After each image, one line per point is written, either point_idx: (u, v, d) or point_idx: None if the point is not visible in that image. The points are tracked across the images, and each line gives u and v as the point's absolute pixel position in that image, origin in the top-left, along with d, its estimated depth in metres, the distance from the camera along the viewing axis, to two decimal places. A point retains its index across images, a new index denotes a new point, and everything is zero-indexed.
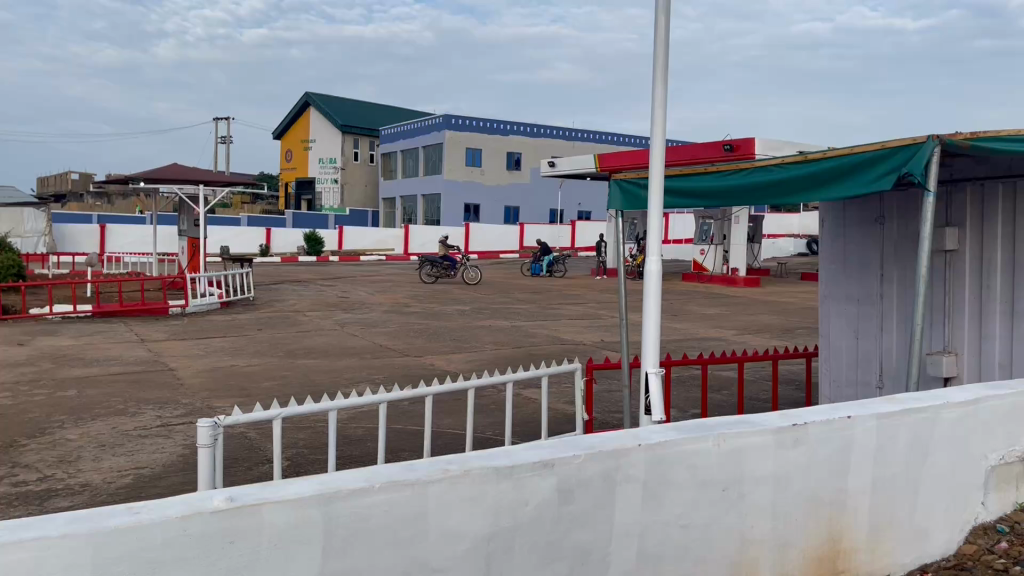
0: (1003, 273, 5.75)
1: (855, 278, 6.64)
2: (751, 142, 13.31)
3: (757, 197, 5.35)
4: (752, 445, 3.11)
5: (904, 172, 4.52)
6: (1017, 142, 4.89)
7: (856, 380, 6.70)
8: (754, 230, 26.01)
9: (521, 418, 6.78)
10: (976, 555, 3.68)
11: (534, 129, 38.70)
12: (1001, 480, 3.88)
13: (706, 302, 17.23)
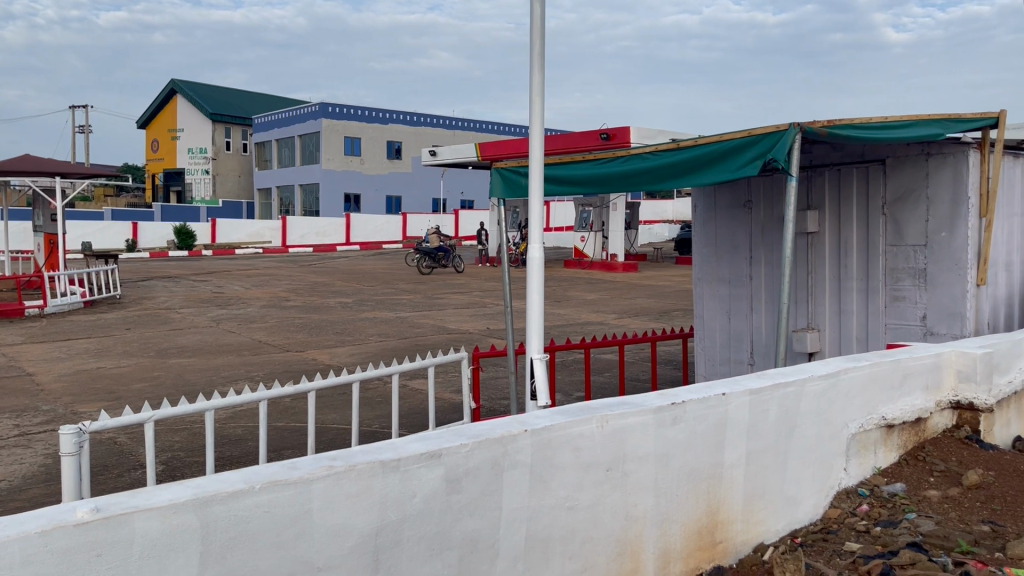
0: (859, 253, 6.14)
1: (726, 260, 6.93)
2: (627, 130, 13.66)
3: (632, 183, 5.49)
4: (633, 425, 3.20)
5: (768, 159, 4.74)
6: (871, 130, 5.19)
7: (729, 357, 7.00)
8: (631, 217, 26.80)
9: (407, 410, 6.72)
10: (840, 519, 3.90)
11: (413, 118, 38.36)
12: (862, 447, 4.13)
13: (587, 287, 17.63)
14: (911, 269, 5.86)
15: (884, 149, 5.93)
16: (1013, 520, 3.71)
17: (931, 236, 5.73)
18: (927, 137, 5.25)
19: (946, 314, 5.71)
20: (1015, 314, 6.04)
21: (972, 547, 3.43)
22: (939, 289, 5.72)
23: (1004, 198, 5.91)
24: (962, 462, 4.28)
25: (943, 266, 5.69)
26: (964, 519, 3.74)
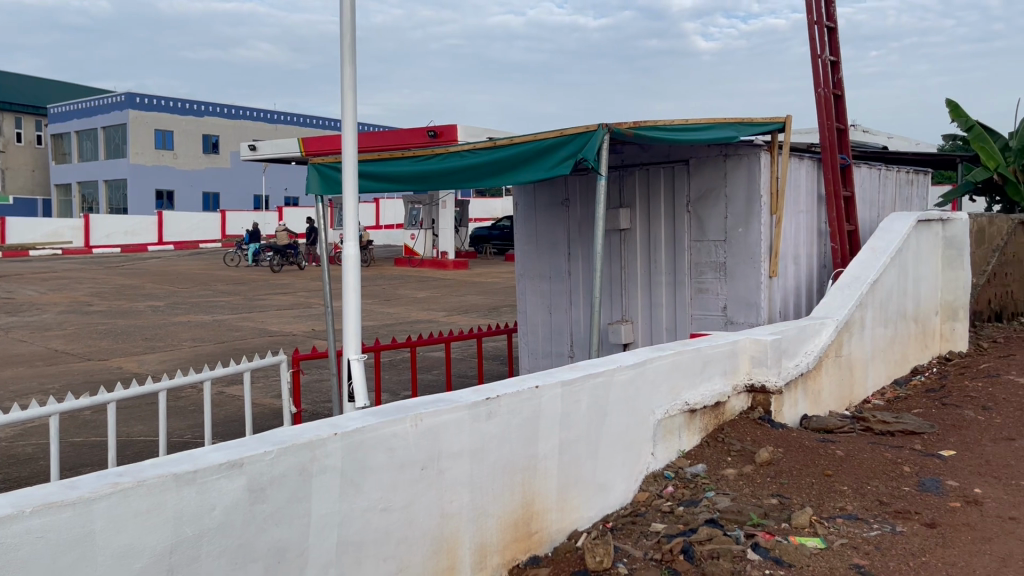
0: (666, 249, 6.49)
1: (545, 256, 7.12)
2: (452, 127, 13.71)
3: (451, 181, 5.51)
4: (446, 422, 3.20)
5: (580, 158, 4.90)
6: (673, 131, 5.47)
7: (551, 351, 7.20)
8: (461, 215, 26.97)
9: (223, 418, 6.40)
10: (648, 502, 4.10)
11: (232, 111, 36.68)
12: (668, 431, 4.37)
13: (416, 285, 17.55)
14: (712, 263, 6.26)
15: (686, 150, 6.29)
16: (797, 492, 4.05)
17: (730, 232, 6.15)
18: (723, 139, 5.63)
19: (743, 304, 6.15)
20: (802, 302, 6.61)
21: (762, 519, 3.71)
22: (737, 281, 6.15)
23: (791, 197, 6.43)
24: (756, 441, 4.62)
25: (740, 260, 6.12)
26: (756, 493, 4.04)
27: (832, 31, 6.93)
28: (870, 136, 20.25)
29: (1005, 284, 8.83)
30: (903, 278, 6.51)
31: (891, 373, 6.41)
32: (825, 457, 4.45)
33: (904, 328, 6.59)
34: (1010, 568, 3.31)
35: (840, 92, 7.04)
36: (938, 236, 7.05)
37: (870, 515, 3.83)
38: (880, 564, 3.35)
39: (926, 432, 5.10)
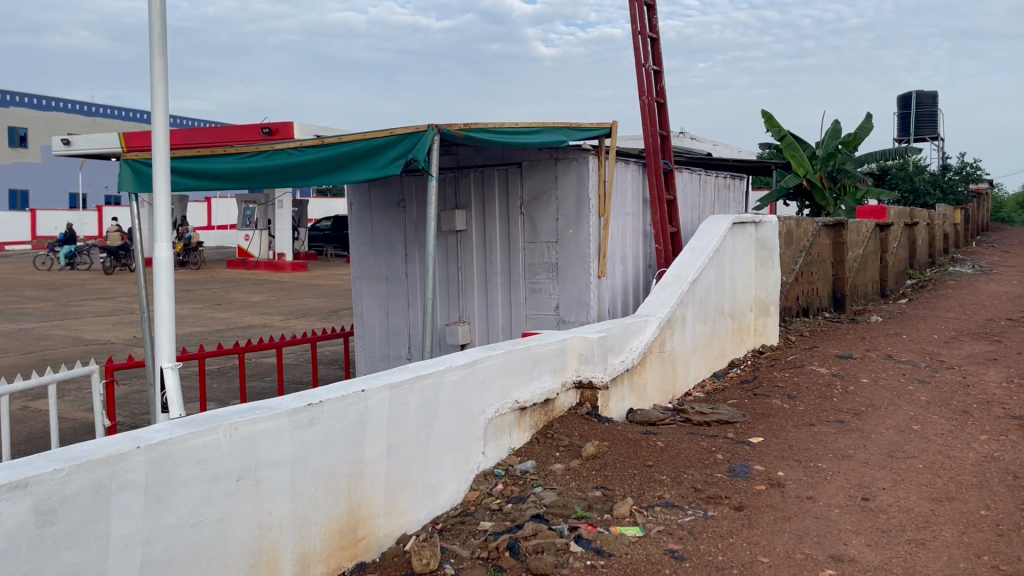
0: (500, 250, 6.58)
1: (381, 258, 7.03)
2: (287, 124, 13.28)
3: (278, 180, 5.32)
4: (264, 430, 3.08)
5: (410, 159, 4.87)
6: (503, 134, 5.54)
7: (388, 354, 7.13)
8: (299, 216, 26.21)
9: (26, 436, 5.88)
10: (478, 500, 4.12)
11: (43, 102, 33.86)
12: (498, 429, 4.41)
13: (251, 289, 16.87)
14: (545, 263, 6.40)
15: (518, 153, 6.40)
16: (620, 483, 4.21)
17: (561, 234, 6.31)
18: (552, 143, 5.77)
19: (574, 304, 6.32)
20: (629, 301, 6.89)
21: (586, 512, 3.82)
22: (568, 281, 6.32)
23: (618, 200, 6.68)
24: (583, 436, 4.76)
25: (571, 260, 6.29)
26: (581, 487, 4.16)
27: (655, 42, 7.27)
28: (696, 143, 21.45)
29: (811, 281, 9.60)
30: (720, 278, 6.92)
31: (710, 366, 6.80)
32: (646, 449, 4.65)
33: (722, 324, 7.01)
34: (806, 544, 3.59)
35: (663, 100, 7.40)
36: (751, 238, 7.56)
37: (685, 502, 4.03)
38: (693, 547, 3.54)
39: (738, 421, 5.46)
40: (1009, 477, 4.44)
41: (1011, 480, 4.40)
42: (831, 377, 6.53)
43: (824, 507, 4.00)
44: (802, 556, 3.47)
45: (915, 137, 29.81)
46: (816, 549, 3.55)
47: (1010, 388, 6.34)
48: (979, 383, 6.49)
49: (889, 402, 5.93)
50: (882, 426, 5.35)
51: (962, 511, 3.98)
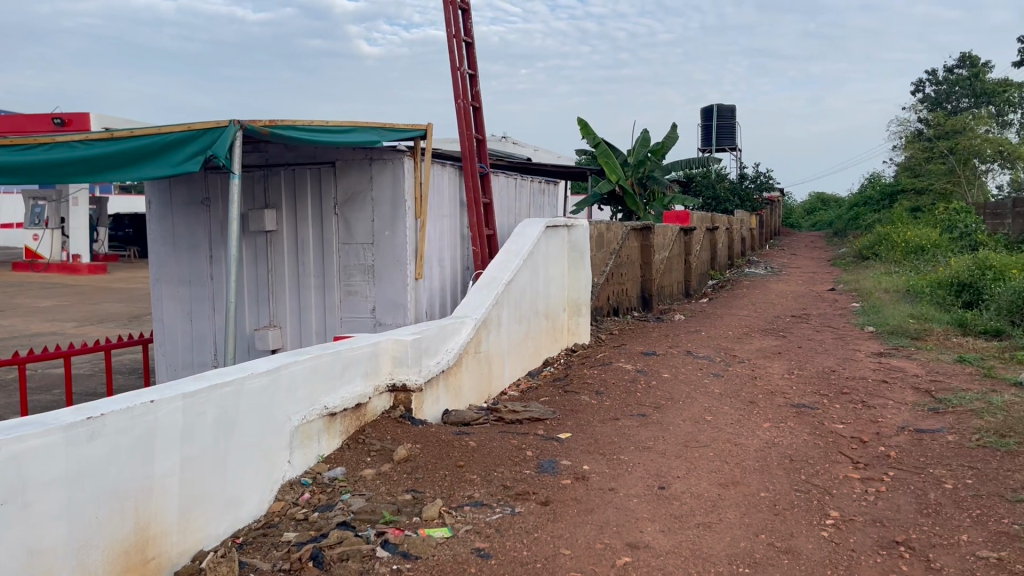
0: (314, 251, 6.40)
1: (184, 260, 6.65)
2: (83, 116, 12.29)
3: (61, 175, 4.87)
4: (35, 448, 2.80)
5: (209, 154, 4.64)
6: (312, 132, 5.38)
7: (192, 361, 6.75)
8: (98, 214, 24.32)
9: None
10: (283, 511, 3.97)
11: None
12: (306, 437, 4.27)
13: (40, 294, 15.44)
14: (360, 265, 6.29)
15: (331, 152, 6.25)
16: (430, 485, 4.21)
17: (376, 235, 6.22)
18: (364, 143, 5.67)
19: (389, 306, 6.25)
20: (447, 302, 6.91)
21: (394, 516, 3.79)
22: (383, 283, 6.24)
23: (435, 202, 6.68)
24: (395, 439, 4.71)
25: (385, 262, 6.22)
26: (391, 491, 4.13)
27: (470, 46, 7.35)
28: (517, 148, 21.96)
29: (621, 282, 10.07)
30: (534, 279, 7.09)
31: (525, 365, 6.95)
32: (458, 450, 4.68)
33: (536, 324, 7.20)
34: (605, 533, 3.75)
35: (478, 104, 7.50)
36: (564, 240, 7.81)
37: (494, 500, 4.10)
38: (499, 544, 3.60)
39: (548, 418, 5.63)
40: (786, 461, 4.87)
41: (787, 463, 4.83)
42: (636, 373, 6.89)
43: (623, 497, 4.20)
44: (602, 545, 3.62)
45: (716, 147, 32.07)
46: (614, 538, 3.71)
47: (791, 379, 6.95)
48: (765, 375, 7.07)
49: (687, 394, 6.34)
50: (680, 418, 5.70)
51: (745, 494, 4.31)
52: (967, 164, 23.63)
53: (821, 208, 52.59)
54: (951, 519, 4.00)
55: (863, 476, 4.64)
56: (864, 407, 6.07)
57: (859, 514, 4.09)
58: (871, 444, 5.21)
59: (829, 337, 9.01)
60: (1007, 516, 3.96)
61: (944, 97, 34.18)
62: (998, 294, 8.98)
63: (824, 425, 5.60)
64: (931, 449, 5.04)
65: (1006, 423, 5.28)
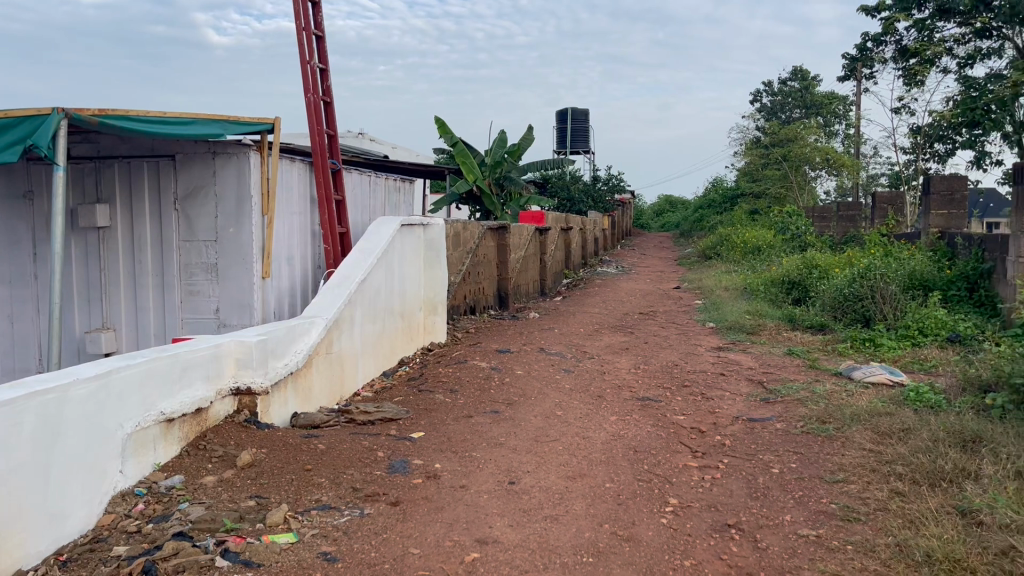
0: (152, 248, 6.07)
1: (4, 258, 6.13)
2: None
3: None
4: None
5: (29, 145, 4.32)
6: (147, 125, 5.12)
7: (14, 367, 6.24)
8: None
9: None
10: (113, 523, 3.69)
11: None
12: (139, 445, 4.00)
13: None
14: (203, 264, 6.02)
15: (170, 145, 5.94)
16: (275, 490, 4.09)
17: (220, 232, 5.96)
18: (205, 136, 5.41)
19: (235, 306, 6.00)
20: (297, 301, 6.72)
21: (235, 523, 3.66)
22: (228, 282, 6.00)
23: (283, 199, 6.48)
24: (239, 445, 4.53)
25: (230, 261, 5.98)
26: (233, 498, 3.97)
27: (320, 39, 7.18)
28: (374, 144, 21.67)
29: (477, 281, 10.15)
30: (389, 278, 7.01)
31: (379, 366, 6.86)
32: (306, 453, 4.57)
33: (391, 323, 7.13)
34: (455, 531, 3.77)
35: (329, 99, 7.35)
36: (419, 239, 7.77)
37: (343, 503, 4.03)
38: (346, 547, 3.54)
39: (401, 418, 5.60)
40: (630, 452, 5.06)
41: (631, 454, 5.02)
42: (490, 370, 6.96)
43: (473, 494, 4.24)
44: (451, 543, 3.63)
45: (571, 149, 32.95)
46: (463, 534, 3.74)
47: (637, 373, 7.24)
48: (613, 370, 7.33)
49: (539, 390, 6.47)
50: (531, 413, 5.81)
51: (591, 485, 4.46)
52: (798, 170, 25.22)
53: (668, 210, 55.04)
54: (777, 501, 4.30)
55: (700, 465, 4.90)
56: (703, 399, 6.41)
57: (696, 501, 4.32)
58: (708, 434, 5.51)
59: (673, 332, 9.45)
60: (825, 495, 4.30)
61: (779, 107, 36.56)
62: (822, 291, 9.69)
63: (666, 417, 5.87)
64: (762, 437, 5.39)
65: (826, 410, 5.72)
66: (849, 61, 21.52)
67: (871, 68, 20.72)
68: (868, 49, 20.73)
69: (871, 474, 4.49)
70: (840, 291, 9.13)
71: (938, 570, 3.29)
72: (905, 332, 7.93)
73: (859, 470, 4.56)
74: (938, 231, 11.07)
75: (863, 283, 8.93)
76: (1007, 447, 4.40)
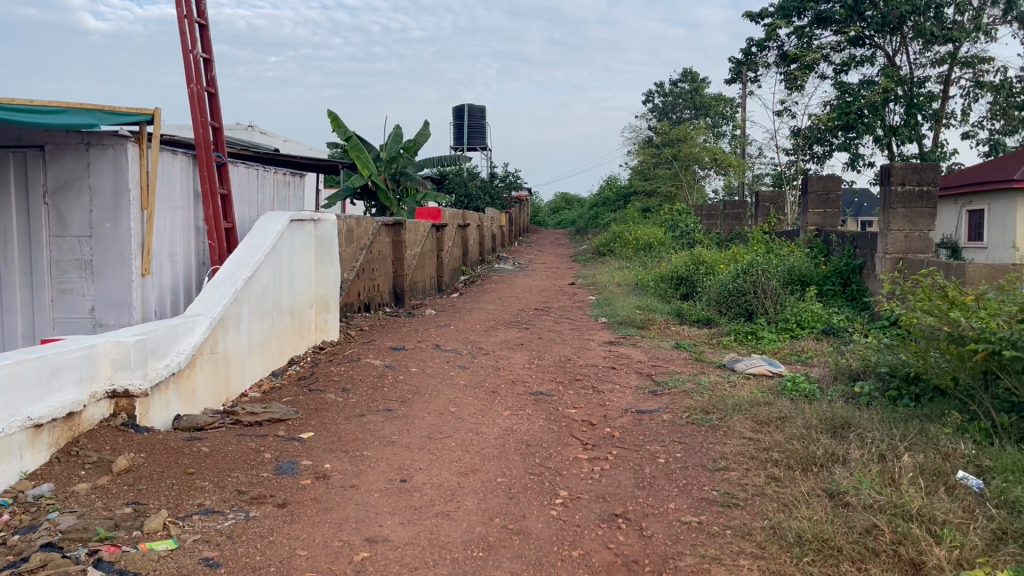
0: (19, 244, 5.72)
1: None
2: None
3: None
4: None
5: None
6: (12, 112, 4.80)
7: None
8: None
9: None
10: None
11: None
12: (2, 453, 3.74)
13: None
14: (76, 260, 5.72)
15: (39, 135, 5.61)
16: (154, 496, 3.93)
17: (95, 228, 5.67)
18: (77, 126, 5.13)
19: (111, 305, 5.73)
20: (180, 299, 6.46)
21: (110, 532, 3.49)
22: (104, 280, 5.71)
23: (165, 193, 6.22)
24: (115, 449, 4.32)
25: (106, 258, 5.69)
26: (109, 506, 3.79)
27: (203, 28, 6.93)
28: (264, 138, 21.03)
29: (372, 278, 10.02)
30: (278, 275, 6.84)
31: (267, 365, 6.68)
32: (188, 456, 4.42)
33: (280, 321, 6.96)
34: (344, 531, 3.72)
35: (213, 90, 7.11)
36: (310, 235, 7.61)
37: (226, 506, 3.91)
38: (230, 552, 3.44)
39: (290, 418, 5.48)
40: (522, 446, 5.12)
41: (523, 448, 5.08)
42: (384, 368, 6.90)
43: (364, 494, 4.19)
44: (340, 543, 3.59)
45: (467, 146, 32.95)
46: (353, 534, 3.69)
47: (531, 368, 7.33)
48: (507, 366, 7.39)
49: (432, 388, 6.46)
50: (424, 411, 5.80)
51: (483, 480, 4.49)
52: (688, 169, 26.05)
53: (564, 208, 55.78)
54: (663, 490, 4.43)
55: (590, 457, 5.00)
56: (595, 392, 6.55)
57: (585, 492, 4.40)
58: (598, 426, 5.63)
59: (567, 328, 9.60)
60: (707, 483, 4.46)
61: (670, 108, 37.61)
62: (708, 286, 10.04)
63: (558, 411, 5.97)
64: (649, 428, 5.55)
65: (710, 401, 5.94)
66: (734, 64, 22.35)
67: (755, 72, 21.62)
68: (752, 54, 21.63)
69: (749, 461, 4.69)
70: (725, 286, 9.49)
71: (808, 549, 3.47)
72: (784, 325, 8.32)
73: (738, 458, 4.76)
74: (815, 229, 11.65)
75: (745, 279, 9.30)
76: (872, 432, 4.69)
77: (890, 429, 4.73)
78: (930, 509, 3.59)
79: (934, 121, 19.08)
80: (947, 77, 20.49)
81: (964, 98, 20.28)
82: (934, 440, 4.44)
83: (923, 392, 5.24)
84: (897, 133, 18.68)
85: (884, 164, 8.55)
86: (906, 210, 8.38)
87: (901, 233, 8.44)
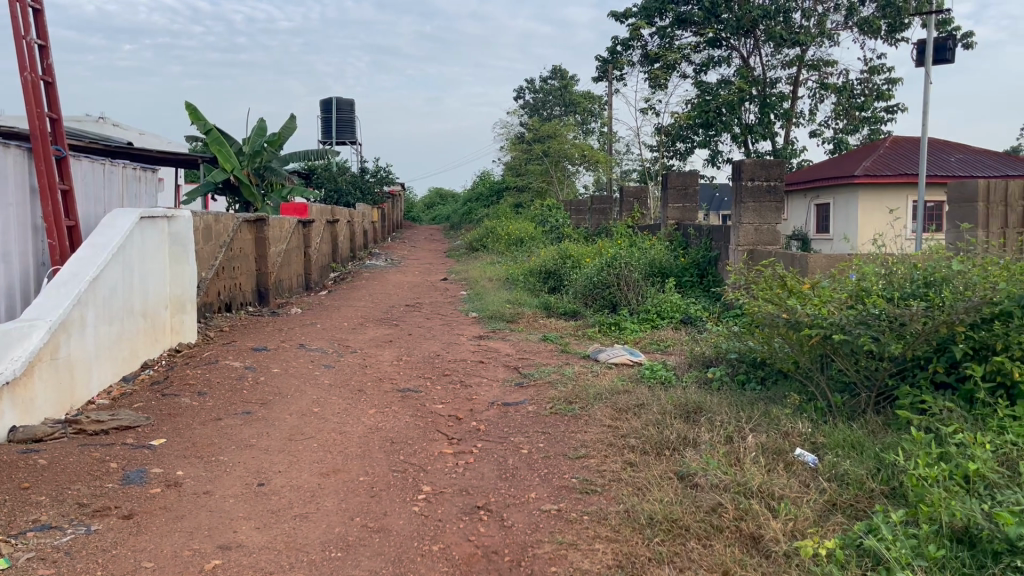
0: None
1: None
2: None
3: None
4: None
5: None
6: None
7: None
8: None
9: None
10: None
11: None
12: None
13: None
14: None
15: None
16: None
17: None
18: None
19: None
20: (16, 302, 6.03)
21: None
22: None
23: None
24: None
25: None
26: None
27: (38, 12, 6.49)
28: (116, 130, 19.89)
29: (233, 277, 9.66)
30: (128, 275, 6.49)
31: (117, 370, 6.32)
32: (24, 470, 4.13)
33: (131, 324, 6.61)
34: (195, 539, 3.59)
35: (50, 79, 6.68)
36: (163, 233, 7.27)
37: (66, 521, 3.69)
38: (67, 568, 3.25)
39: (139, 425, 5.23)
40: (387, 444, 5.09)
41: (388, 446, 5.05)
42: (244, 369, 6.69)
43: (218, 500, 4.06)
44: (190, 552, 3.46)
45: (336, 140, 32.34)
46: (204, 542, 3.57)
47: (399, 365, 7.29)
48: (374, 364, 7.32)
49: (295, 388, 6.31)
50: (286, 412, 5.66)
51: (345, 480, 4.43)
52: (558, 165, 26.56)
53: (438, 203, 55.56)
54: (525, 479, 4.52)
55: (454, 451, 5.03)
56: (463, 386, 6.59)
57: (448, 486, 4.42)
58: (464, 420, 5.67)
59: (437, 323, 9.60)
60: (567, 471, 4.58)
61: (540, 105, 38.22)
62: (575, 280, 10.27)
63: (425, 407, 5.96)
64: (514, 420, 5.63)
65: (573, 391, 6.09)
66: (600, 62, 22.91)
67: (620, 71, 22.26)
68: (617, 53, 22.26)
69: (608, 448, 4.84)
70: (591, 279, 9.74)
71: (658, 530, 3.63)
72: (646, 316, 8.62)
73: (597, 445, 4.90)
74: (674, 223, 12.13)
75: (609, 272, 9.59)
76: (721, 415, 4.95)
77: (737, 412, 4.99)
78: (769, 485, 3.83)
79: (785, 120, 20.25)
80: (797, 78, 21.77)
81: (811, 99, 21.60)
82: (775, 420, 4.74)
83: (767, 376, 5.58)
84: (752, 131, 19.69)
85: (735, 161, 9.00)
86: (756, 205, 8.86)
87: (752, 227, 8.90)
